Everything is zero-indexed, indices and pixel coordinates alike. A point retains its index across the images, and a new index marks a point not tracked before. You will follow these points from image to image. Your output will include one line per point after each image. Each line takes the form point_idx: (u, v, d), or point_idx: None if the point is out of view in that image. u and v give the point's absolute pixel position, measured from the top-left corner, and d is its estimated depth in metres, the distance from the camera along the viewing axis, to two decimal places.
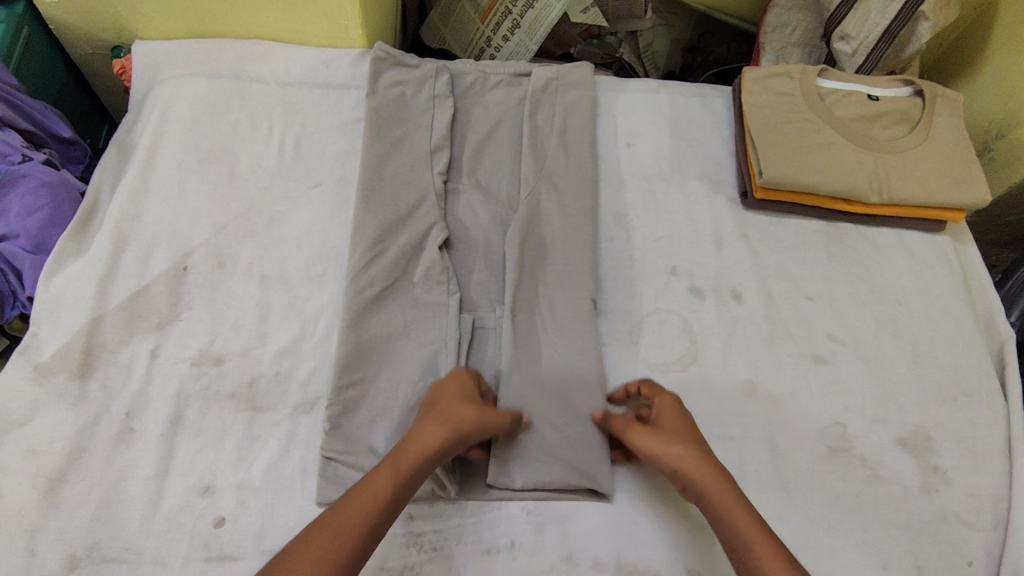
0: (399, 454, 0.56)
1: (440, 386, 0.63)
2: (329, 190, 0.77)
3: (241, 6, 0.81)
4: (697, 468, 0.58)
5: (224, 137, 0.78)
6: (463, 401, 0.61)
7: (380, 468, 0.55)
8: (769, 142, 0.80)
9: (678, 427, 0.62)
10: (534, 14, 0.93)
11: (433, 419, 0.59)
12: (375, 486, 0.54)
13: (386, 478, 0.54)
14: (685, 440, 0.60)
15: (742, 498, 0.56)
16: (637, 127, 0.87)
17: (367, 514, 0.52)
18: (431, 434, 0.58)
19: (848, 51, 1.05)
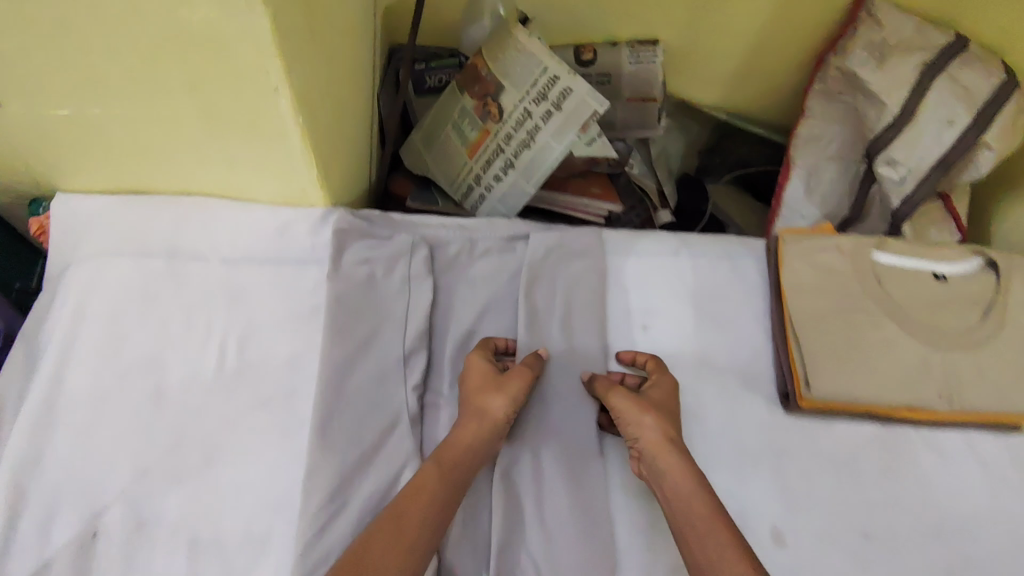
0: (438, 463, 0.57)
1: (463, 378, 0.63)
2: (278, 411, 0.63)
3: (179, 165, 0.67)
4: (671, 449, 0.58)
5: (151, 342, 0.65)
6: (482, 385, 0.61)
7: (422, 478, 0.55)
8: (814, 341, 0.67)
9: (662, 408, 0.62)
10: (530, 155, 0.79)
11: (467, 418, 0.60)
12: (419, 499, 0.54)
13: (434, 486, 0.55)
14: (666, 421, 0.60)
15: (707, 488, 0.56)
16: (654, 302, 0.73)
17: (420, 528, 0.53)
18: (473, 437, 0.59)
19: (895, 177, 0.89)
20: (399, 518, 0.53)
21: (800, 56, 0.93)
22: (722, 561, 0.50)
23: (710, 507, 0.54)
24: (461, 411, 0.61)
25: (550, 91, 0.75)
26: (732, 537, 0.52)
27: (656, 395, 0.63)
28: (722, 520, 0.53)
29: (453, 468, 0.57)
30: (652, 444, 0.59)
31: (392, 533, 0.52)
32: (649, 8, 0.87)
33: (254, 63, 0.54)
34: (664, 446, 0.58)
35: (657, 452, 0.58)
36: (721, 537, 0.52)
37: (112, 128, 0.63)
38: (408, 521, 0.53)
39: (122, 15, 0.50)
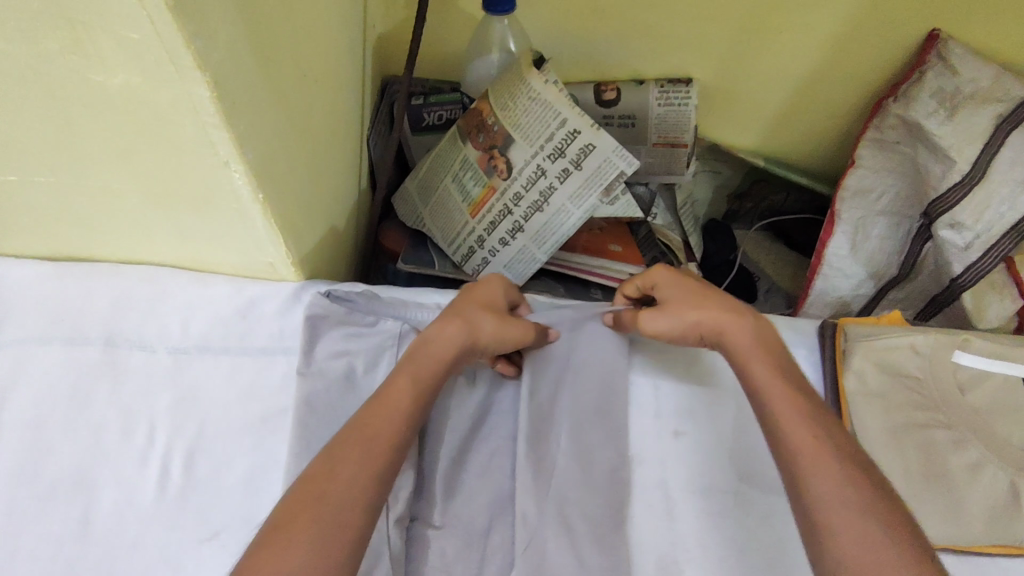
0: (418, 372, 0.51)
1: (471, 289, 0.59)
2: (231, 549, 0.51)
3: (121, 235, 0.56)
4: (722, 330, 0.54)
5: (78, 456, 0.53)
6: (485, 306, 0.56)
7: (398, 387, 0.50)
8: (886, 465, 0.56)
9: (687, 293, 0.56)
10: (543, 219, 0.67)
11: (453, 324, 0.54)
12: (394, 407, 0.48)
13: (409, 391, 0.50)
14: (701, 301, 0.55)
15: (773, 356, 0.51)
16: (689, 404, 0.61)
17: (387, 438, 0.47)
18: (450, 337, 0.53)
19: (958, 244, 0.73)
20: (364, 427, 0.47)
21: (853, 98, 0.81)
22: (797, 435, 0.46)
23: (785, 382, 0.49)
24: (446, 314, 0.56)
25: (567, 147, 0.63)
26: (804, 410, 0.47)
27: (670, 289, 0.57)
28: (795, 393, 0.48)
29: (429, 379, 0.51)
30: (714, 326, 0.54)
31: (364, 436, 0.47)
32: (683, 44, 0.75)
33: (194, 133, 0.42)
34: (720, 329, 0.54)
35: (718, 334, 0.54)
36: (789, 407, 0.47)
37: (32, 197, 0.51)
38: (373, 431, 0.47)
39: (19, 76, 0.38)
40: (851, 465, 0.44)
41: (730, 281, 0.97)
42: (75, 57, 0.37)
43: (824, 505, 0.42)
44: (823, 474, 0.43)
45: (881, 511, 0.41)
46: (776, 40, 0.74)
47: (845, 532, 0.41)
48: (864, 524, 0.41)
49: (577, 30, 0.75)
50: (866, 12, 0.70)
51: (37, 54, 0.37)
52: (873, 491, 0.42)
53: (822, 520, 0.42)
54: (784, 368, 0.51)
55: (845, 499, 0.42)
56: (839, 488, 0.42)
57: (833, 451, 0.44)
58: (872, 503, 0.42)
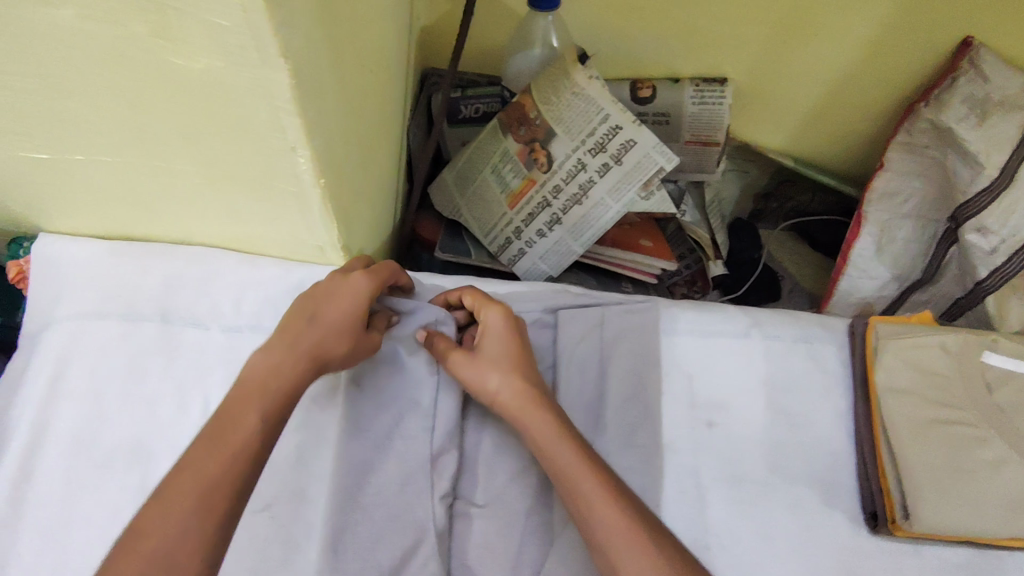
0: (265, 390, 0.46)
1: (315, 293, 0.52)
2: (280, 519, 0.53)
3: (175, 216, 0.57)
4: (530, 415, 0.52)
5: (135, 427, 0.56)
6: (339, 313, 0.51)
7: (240, 419, 0.44)
8: (915, 459, 0.57)
9: (499, 354, 0.55)
10: (581, 212, 0.69)
11: (290, 349, 0.49)
12: (235, 441, 0.43)
13: (251, 426, 0.44)
14: (510, 369, 0.54)
15: (560, 420, 0.52)
16: (721, 395, 0.63)
17: (244, 455, 0.43)
18: (293, 367, 0.48)
19: (983, 248, 0.74)
20: (221, 439, 0.43)
21: (885, 101, 0.82)
22: (591, 494, 0.47)
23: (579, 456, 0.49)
24: (296, 329, 0.50)
25: (608, 142, 0.65)
26: (595, 466, 0.49)
27: (491, 353, 0.54)
28: (585, 454, 0.50)
29: (274, 391, 0.46)
30: (513, 401, 0.53)
31: (208, 449, 0.42)
32: (722, 44, 0.77)
33: (267, 118, 0.43)
34: (524, 406, 0.52)
35: (519, 412, 0.52)
36: (572, 458, 0.49)
37: (94, 175, 0.53)
38: (220, 451, 0.42)
39: (101, 57, 0.40)
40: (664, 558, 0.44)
41: (755, 278, 0.98)
42: (160, 41, 0.38)
43: (613, 560, 0.44)
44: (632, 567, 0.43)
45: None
46: (813, 43, 0.76)
47: None
48: None
49: (617, 28, 0.77)
50: (903, 16, 0.71)
51: (122, 37, 0.38)
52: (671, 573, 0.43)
53: None
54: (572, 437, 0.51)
55: (622, 551, 0.44)
56: (627, 536, 0.45)
57: (616, 501, 0.47)
58: None
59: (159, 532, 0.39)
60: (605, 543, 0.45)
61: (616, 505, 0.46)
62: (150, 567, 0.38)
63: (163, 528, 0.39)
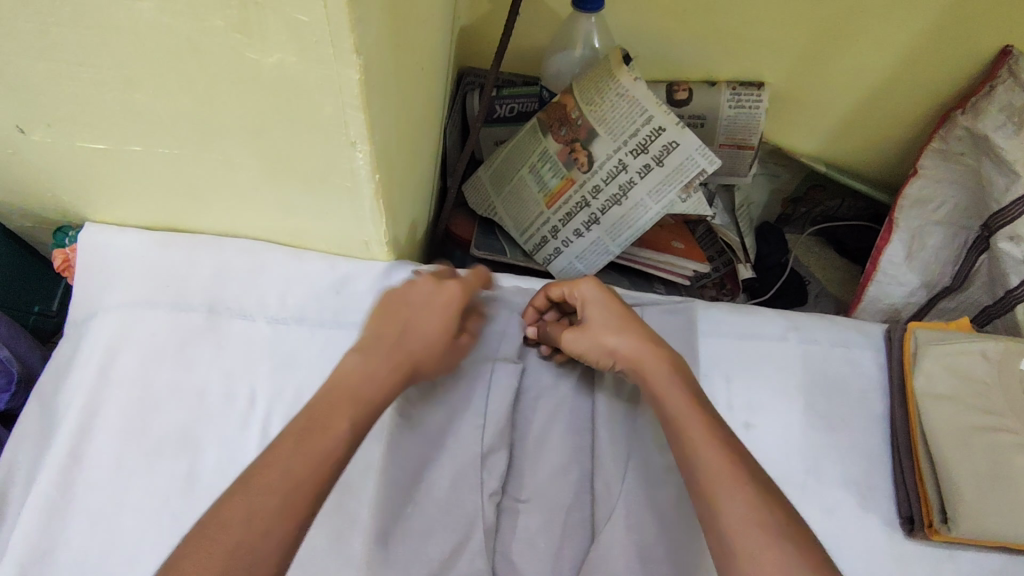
0: (355, 395, 0.46)
1: (401, 304, 0.53)
2: (326, 509, 0.54)
3: (226, 208, 0.58)
4: (648, 360, 0.53)
5: (183, 414, 0.56)
6: (435, 329, 0.53)
7: (339, 411, 0.45)
8: (953, 463, 0.57)
9: (606, 317, 0.56)
10: (620, 212, 0.70)
11: (390, 352, 0.50)
12: (334, 432, 0.43)
13: (346, 419, 0.44)
14: (619, 326, 0.55)
15: (671, 365, 0.53)
16: (759, 397, 0.64)
17: (331, 455, 0.42)
18: (384, 373, 0.49)
19: (1016, 256, 0.74)
20: (312, 436, 0.42)
21: (920, 108, 0.82)
22: (695, 438, 0.46)
23: (690, 398, 0.50)
24: (391, 333, 0.51)
25: (651, 143, 0.66)
26: (699, 413, 0.48)
27: (598, 313, 0.56)
28: (692, 398, 0.50)
29: (364, 396, 0.46)
30: (632, 351, 0.54)
31: (295, 446, 0.41)
32: (761, 48, 0.77)
33: (332, 113, 0.44)
34: (643, 354, 0.53)
35: (637, 362, 0.53)
36: (678, 397, 0.50)
37: (150, 165, 0.53)
38: (307, 451, 0.41)
39: (176, 49, 0.41)
40: (764, 496, 0.42)
41: (783, 282, 0.99)
42: (238, 35, 0.39)
43: (711, 495, 0.43)
44: (733, 499, 0.42)
45: (785, 540, 0.40)
46: (852, 47, 0.76)
47: (748, 562, 0.39)
48: (767, 552, 0.39)
49: (658, 32, 0.77)
50: (945, 23, 0.71)
51: (200, 30, 0.39)
52: (773, 512, 0.41)
53: (729, 548, 0.41)
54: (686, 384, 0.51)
55: (720, 485, 0.43)
56: (732, 478, 0.43)
57: (720, 446, 0.46)
58: (774, 528, 0.41)
59: (243, 510, 0.38)
60: (706, 484, 0.44)
61: (718, 448, 0.45)
62: (239, 547, 0.36)
63: (248, 510, 0.38)
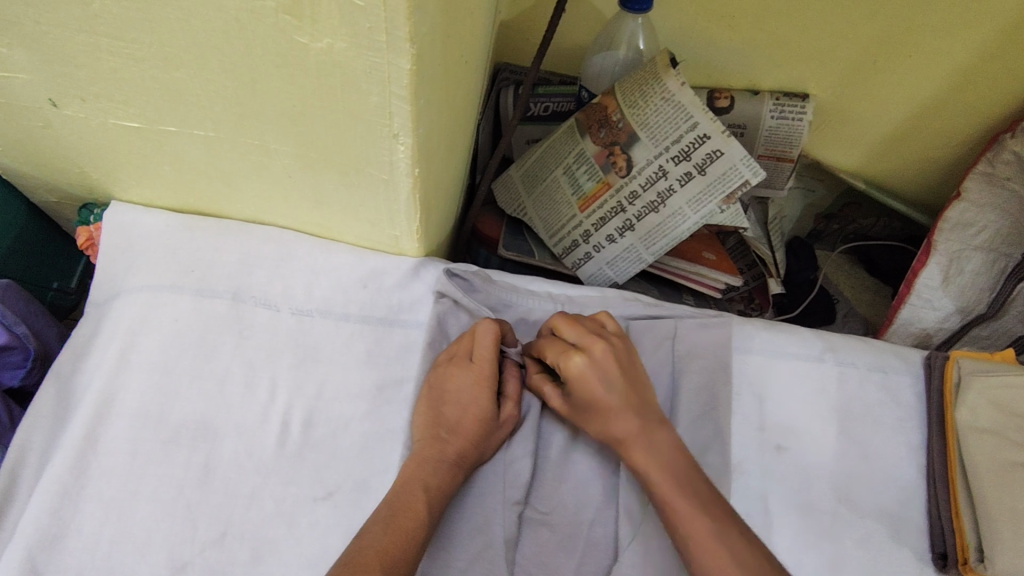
0: (425, 483, 0.49)
1: (442, 398, 0.54)
2: (344, 509, 0.53)
3: (257, 195, 0.57)
4: (639, 454, 0.50)
5: (203, 404, 0.55)
6: (473, 408, 0.53)
7: (413, 495, 0.48)
8: (991, 501, 0.55)
9: (597, 403, 0.52)
10: (656, 220, 0.68)
11: (433, 441, 0.52)
12: (415, 516, 0.47)
13: (422, 505, 0.48)
14: (612, 416, 0.51)
15: (665, 460, 0.50)
16: (792, 419, 0.62)
17: (416, 539, 0.46)
18: (440, 466, 0.51)
19: None
20: (397, 519, 0.46)
21: (965, 130, 0.80)
22: (692, 544, 0.46)
23: (684, 499, 0.47)
24: (438, 420, 0.53)
25: (694, 151, 0.64)
26: (694, 505, 0.47)
27: (587, 395, 0.52)
28: (687, 496, 0.48)
29: (431, 484, 0.49)
30: (624, 444, 0.51)
31: (382, 532, 0.45)
32: (809, 58, 0.75)
33: (378, 104, 0.42)
34: (635, 444, 0.50)
35: (629, 456, 0.51)
36: (673, 497, 0.48)
37: (182, 146, 0.52)
38: (396, 532, 0.46)
39: (222, 28, 0.39)
40: None
41: (812, 299, 0.96)
42: (289, 17, 0.37)
43: None
44: None
45: None
46: (905, 64, 0.74)
47: None
48: None
49: (704, 36, 0.75)
50: (1000, 45, 0.69)
51: (250, 9, 0.37)
52: None
53: None
54: (681, 479, 0.49)
55: None
56: None
57: (720, 544, 0.45)
58: None
59: None
60: None
61: (717, 551, 0.45)
62: None
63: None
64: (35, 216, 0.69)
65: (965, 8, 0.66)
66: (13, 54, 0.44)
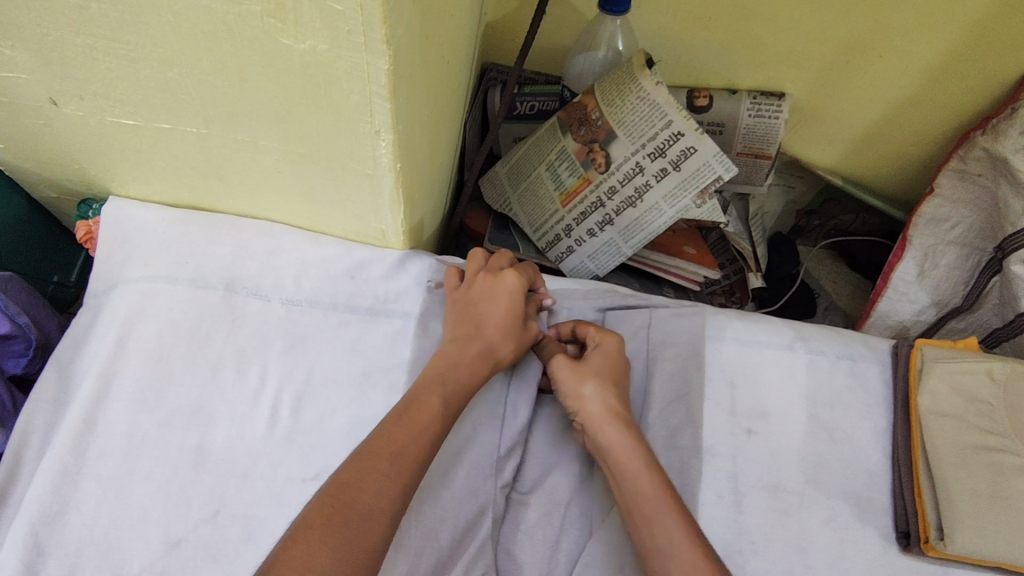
0: (442, 380, 0.53)
1: (474, 305, 0.59)
2: None
3: (248, 190, 0.59)
4: (615, 427, 0.54)
5: (196, 389, 0.58)
6: (508, 319, 0.58)
7: (431, 396, 0.52)
8: (952, 481, 0.58)
9: (606, 374, 0.58)
10: (634, 214, 0.71)
11: (461, 341, 0.56)
12: (427, 410, 0.50)
13: (437, 404, 0.51)
14: (607, 389, 0.56)
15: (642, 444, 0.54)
16: (762, 405, 0.64)
17: (428, 428, 0.50)
18: (465, 364, 0.55)
19: None
20: (410, 413, 0.50)
21: (939, 128, 0.82)
22: (659, 512, 0.49)
23: (655, 478, 0.51)
24: (470, 322, 0.58)
25: (669, 148, 0.67)
26: (666, 492, 0.50)
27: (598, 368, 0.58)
28: (659, 478, 0.51)
29: (448, 384, 0.53)
30: (603, 415, 0.55)
31: (396, 425, 0.49)
32: (783, 59, 0.78)
33: (359, 101, 0.45)
34: (616, 421, 0.55)
35: (609, 427, 0.54)
36: (647, 474, 0.51)
37: (177, 143, 0.54)
38: (408, 425, 0.49)
39: (212, 31, 0.42)
40: None
41: (793, 293, 0.99)
42: (273, 20, 0.40)
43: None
44: None
45: None
46: (876, 64, 0.76)
47: None
48: None
49: (681, 38, 0.78)
50: (968, 43, 0.71)
51: (238, 14, 0.40)
52: None
53: None
54: (656, 465, 0.53)
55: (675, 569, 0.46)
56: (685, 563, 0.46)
57: (684, 527, 0.48)
58: None
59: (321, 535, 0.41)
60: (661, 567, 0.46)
61: (685, 529, 0.48)
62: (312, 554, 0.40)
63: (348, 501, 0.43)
64: (37, 212, 0.71)
65: (934, 9, 0.69)
66: (17, 56, 0.47)
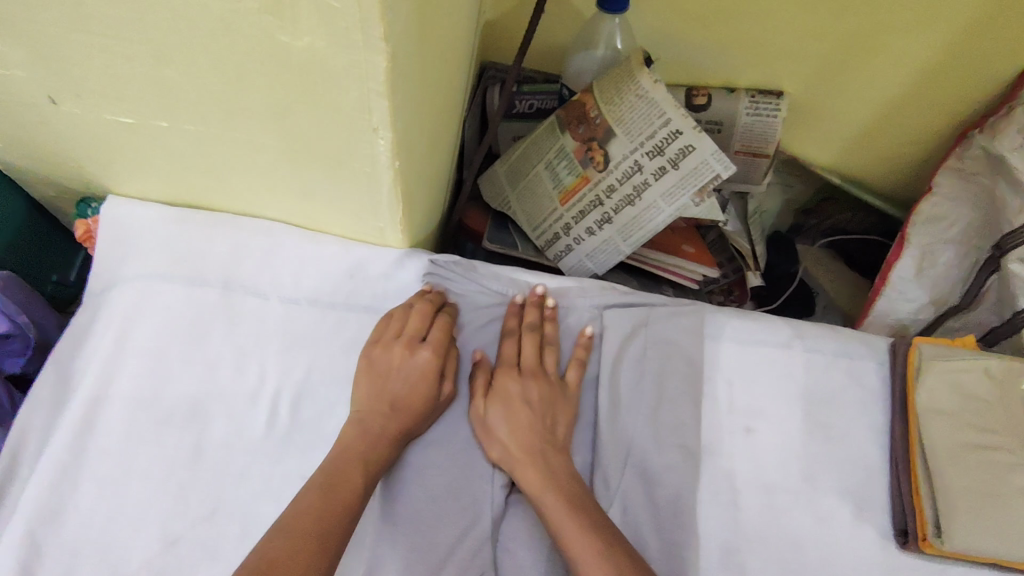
0: (364, 457, 0.53)
1: (387, 373, 0.57)
2: None
3: (246, 188, 0.59)
4: (525, 465, 0.54)
5: (194, 387, 0.58)
6: (419, 382, 0.56)
7: (350, 472, 0.51)
8: (949, 478, 0.58)
9: (521, 405, 0.57)
10: (632, 212, 0.71)
11: (373, 413, 0.55)
12: (347, 487, 0.51)
13: (359, 480, 0.51)
14: (517, 425, 0.56)
15: (558, 481, 0.54)
16: (760, 403, 0.64)
17: (352, 504, 0.50)
18: (381, 440, 0.54)
19: None
20: (334, 491, 0.50)
21: (936, 127, 0.82)
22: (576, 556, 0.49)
23: (576, 519, 0.51)
24: (383, 388, 0.56)
25: (667, 145, 0.67)
26: (585, 529, 0.50)
27: (514, 396, 0.58)
28: (576, 514, 0.51)
29: (367, 457, 0.53)
30: (516, 456, 0.55)
31: (317, 502, 0.49)
32: (782, 58, 0.78)
33: (357, 99, 0.45)
34: (529, 460, 0.55)
35: (520, 468, 0.55)
36: (563, 514, 0.51)
37: (175, 141, 0.54)
38: (331, 502, 0.49)
39: (210, 28, 0.42)
40: None
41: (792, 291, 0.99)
42: (271, 18, 0.40)
43: None
44: None
45: None
46: (873, 63, 0.76)
47: None
48: None
49: (680, 36, 0.78)
50: (965, 42, 0.71)
51: (236, 11, 0.40)
52: None
53: None
54: (576, 500, 0.52)
55: None
56: None
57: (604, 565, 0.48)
58: None
59: None
60: None
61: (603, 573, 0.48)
62: None
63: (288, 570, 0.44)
64: (36, 211, 0.72)
65: (931, 9, 0.69)
66: (15, 54, 0.47)
